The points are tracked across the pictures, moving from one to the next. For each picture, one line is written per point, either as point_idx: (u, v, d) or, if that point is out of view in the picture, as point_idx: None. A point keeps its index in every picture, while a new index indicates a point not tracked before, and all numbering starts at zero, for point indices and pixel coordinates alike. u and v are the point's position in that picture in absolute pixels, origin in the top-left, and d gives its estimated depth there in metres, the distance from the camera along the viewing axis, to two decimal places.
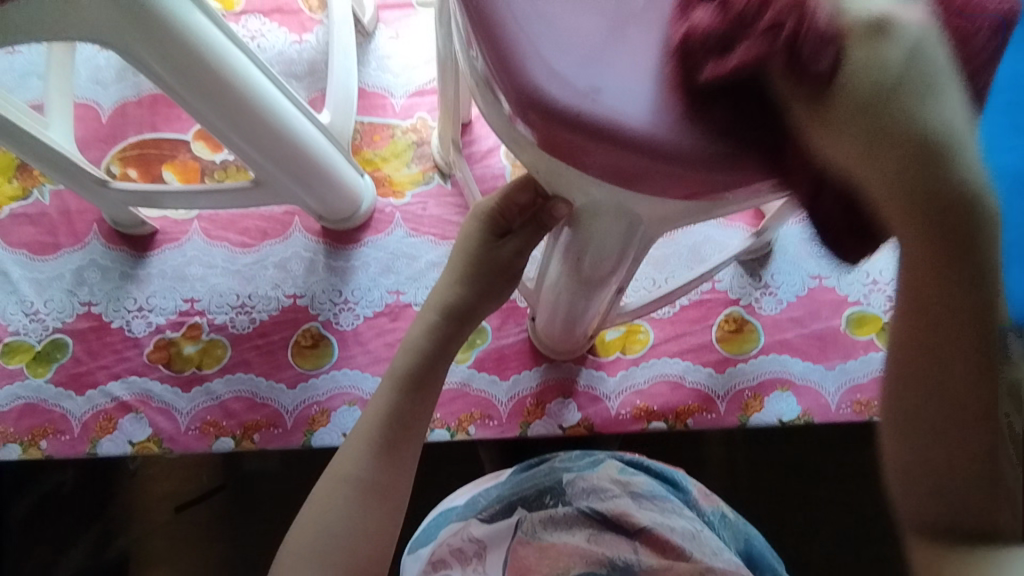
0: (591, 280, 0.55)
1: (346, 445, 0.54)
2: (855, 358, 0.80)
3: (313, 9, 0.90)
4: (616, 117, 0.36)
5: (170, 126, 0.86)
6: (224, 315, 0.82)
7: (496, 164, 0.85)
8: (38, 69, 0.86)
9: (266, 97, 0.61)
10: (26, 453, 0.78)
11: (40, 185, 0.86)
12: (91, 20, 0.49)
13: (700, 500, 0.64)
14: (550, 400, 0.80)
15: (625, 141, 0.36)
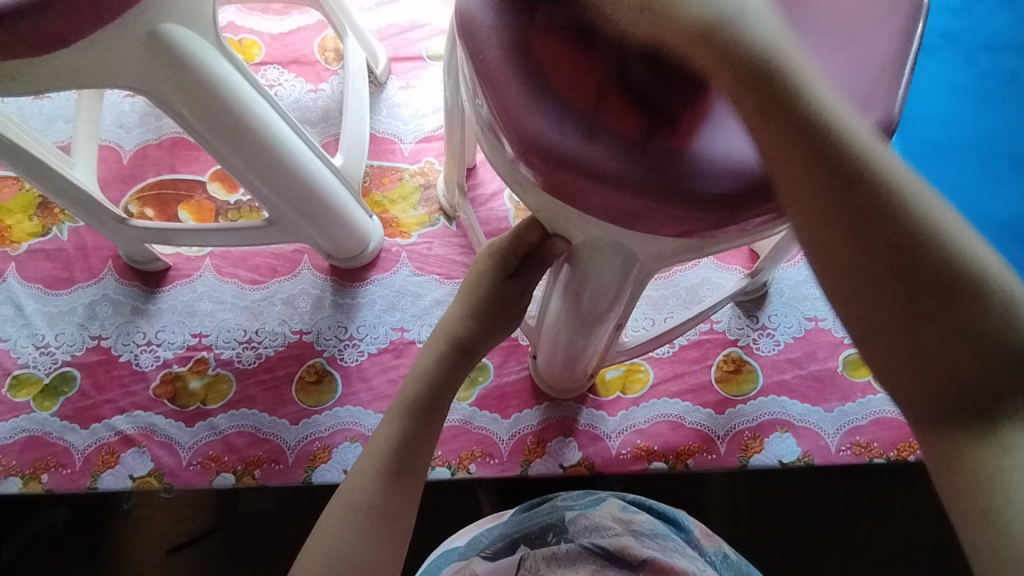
0: (592, 317, 0.57)
1: (354, 473, 0.56)
2: (853, 401, 0.81)
3: (329, 60, 0.95)
4: (611, 161, 0.38)
5: (187, 167, 0.90)
6: (230, 350, 0.84)
7: (499, 207, 0.88)
8: (65, 114, 0.90)
9: (284, 141, 0.64)
10: (27, 486, 0.78)
11: (59, 222, 0.89)
12: (130, 68, 0.53)
13: (702, 540, 0.63)
14: (551, 438, 0.80)
15: (620, 187, 0.38)
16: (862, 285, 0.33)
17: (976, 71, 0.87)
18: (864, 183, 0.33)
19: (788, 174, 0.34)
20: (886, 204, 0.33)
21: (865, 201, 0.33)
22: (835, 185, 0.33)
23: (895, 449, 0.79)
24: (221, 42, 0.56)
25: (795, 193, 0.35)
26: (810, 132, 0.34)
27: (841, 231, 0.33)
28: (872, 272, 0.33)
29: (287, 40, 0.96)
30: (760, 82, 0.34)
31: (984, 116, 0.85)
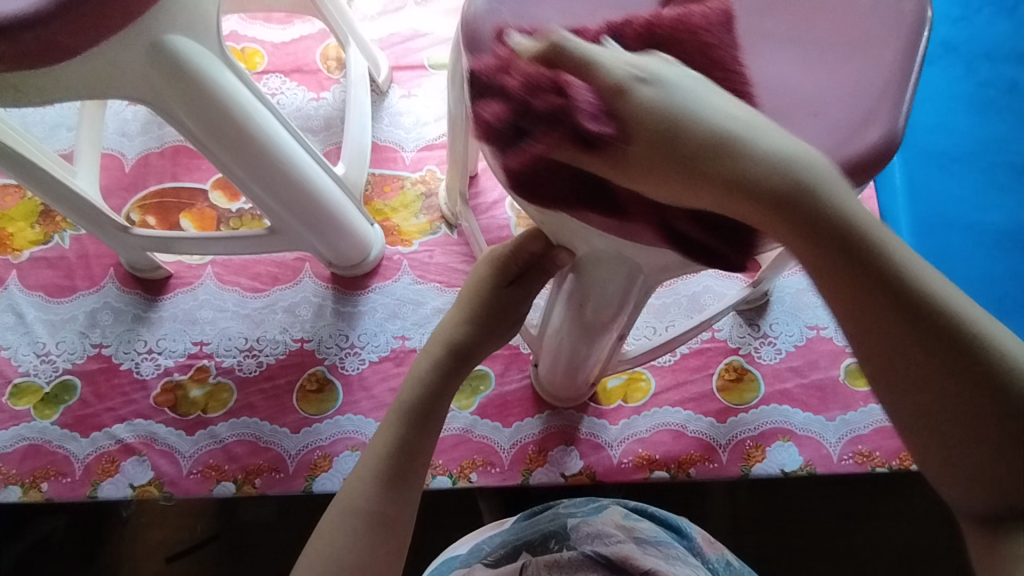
0: (593, 326, 0.57)
1: (351, 478, 0.56)
2: (855, 409, 0.81)
3: (331, 69, 0.95)
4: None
5: (190, 176, 0.90)
6: (231, 358, 0.83)
7: (501, 215, 0.88)
8: (68, 122, 0.91)
9: (286, 151, 0.64)
10: (26, 495, 0.78)
11: (61, 230, 0.89)
12: (133, 78, 0.53)
13: (704, 548, 0.63)
14: (552, 447, 0.80)
15: (625, 213, 0.39)
16: (931, 419, 0.35)
17: (976, 79, 0.88)
18: (936, 326, 0.35)
19: (854, 319, 0.36)
20: (956, 345, 0.34)
21: (935, 343, 0.34)
22: (904, 332, 0.35)
23: (898, 458, 0.78)
24: (224, 52, 0.56)
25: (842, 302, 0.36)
26: (878, 285, 0.35)
27: (908, 372, 0.35)
28: (944, 406, 0.35)
29: (289, 49, 0.96)
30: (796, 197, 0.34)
31: (985, 124, 0.86)
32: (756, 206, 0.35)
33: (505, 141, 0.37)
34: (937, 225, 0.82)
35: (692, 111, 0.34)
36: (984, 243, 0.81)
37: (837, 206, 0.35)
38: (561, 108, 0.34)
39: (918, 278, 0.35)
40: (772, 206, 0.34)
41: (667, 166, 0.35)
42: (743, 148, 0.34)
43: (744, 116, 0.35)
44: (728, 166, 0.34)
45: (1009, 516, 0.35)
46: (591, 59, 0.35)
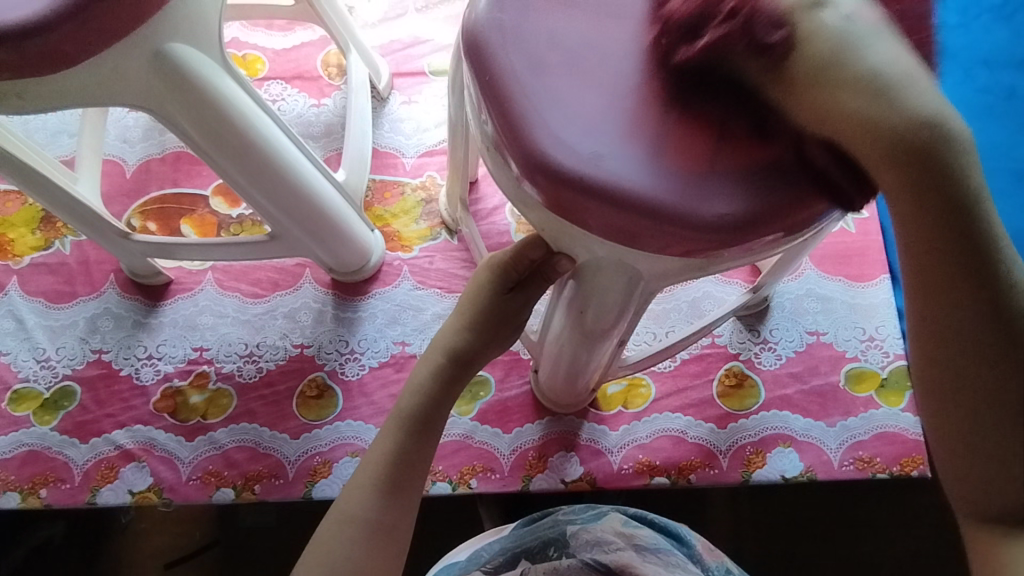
0: (593, 333, 0.57)
1: (351, 485, 0.56)
2: (856, 415, 0.80)
3: (332, 76, 0.96)
4: (616, 182, 0.39)
5: (191, 181, 0.91)
6: (231, 364, 0.83)
7: (501, 221, 0.88)
8: (69, 128, 0.91)
9: (287, 157, 0.64)
10: (25, 501, 0.77)
11: (62, 236, 0.89)
12: (136, 87, 0.54)
13: (704, 555, 0.62)
14: (552, 453, 0.80)
15: (623, 219, 0.39)
16: (956, 371, 0.41)
17: (975, 86, 0.88)
18: (996, 302, 0.39)
19: (923, 277, 0.40)
20: (1007, 322, 0.39)
21: (993, 314, 0.39)
22: (973, 297, 0.39)
23: (898, 464, 0.78)
24: (226, 61, 0.56)
25: (921, 258, 0.39)
26: (961, 253, 0.38)
27: (956, 333, 0.40)
28: (973, 366, 0.40)
29: (290, 56, 0.97)
30: (918, 150, 0.37)
31: (983, 131, 0.86)
32: (883, 149, 0.37)
33: (676, 33, 0.40)
34: None
35: (859, 47, 0.38)
36: None
37: (960, 170, 0.37)
38: (740, 11, 0.38)
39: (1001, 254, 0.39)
40: (894, 150, 0.37)
41: (813, 91, 0.38)
42: (892, 87, 0.37)
43: (905, 62, 0.38)
44: (875, 99, 0.37)
45: (993, 473, 0.42)
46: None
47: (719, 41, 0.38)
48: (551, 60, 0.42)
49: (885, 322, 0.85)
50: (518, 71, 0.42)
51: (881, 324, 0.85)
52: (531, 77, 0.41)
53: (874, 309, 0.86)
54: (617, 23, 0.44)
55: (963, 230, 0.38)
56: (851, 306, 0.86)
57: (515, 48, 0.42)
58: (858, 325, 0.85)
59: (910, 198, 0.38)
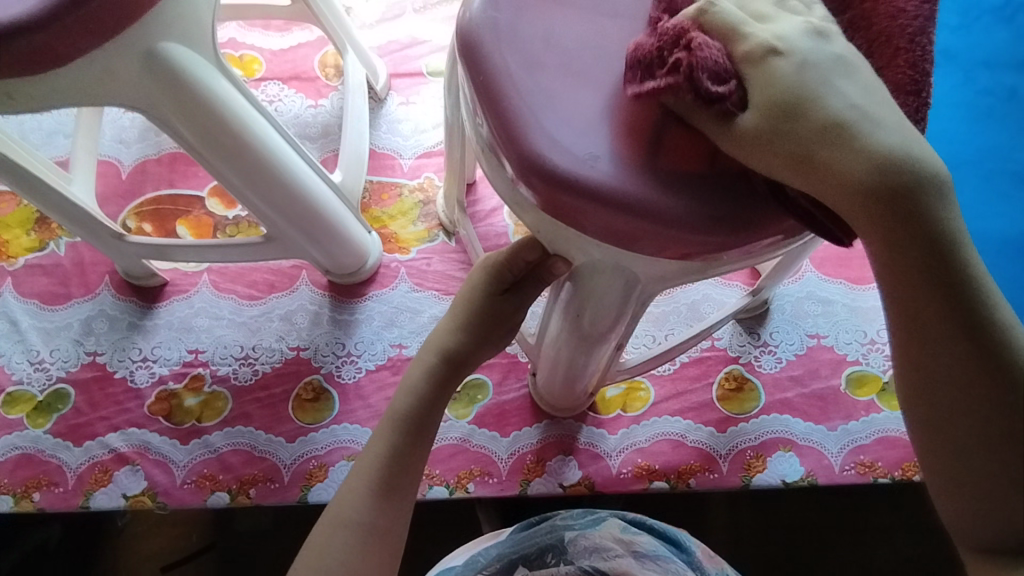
0: (591, 336, 0.56)
1: (344, 489, 0.55)
2: (857, 419, 0.80)
3: (329, 77, 0.95)
4: (616, 189, 0.38)
5: (186, 182, 0.90)
6: (227, 366, 0.83)
7: (499, 223, 0.87)
8: (65, 129, 0.90)
9: (282, 158, 0.63)
10: (18, 505, 0.77)
11: (56, 237, 0.89)
12: (128, 87, 0.53)
13: (703, 561, 0.62)
14: (550, 457, 0.79)
15: (620, 220, 0.39)
16: (945, 428, 0.37)
17: (975, 88, 0.87)
18: (987, 354, 0.36)
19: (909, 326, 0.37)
20: (1005, 377, 0.36)
21: (979, 368, 0.36)
22: (957, 348, 0.36)
23: (900, 469, 0.77)
24: (219, 59, 0.56)
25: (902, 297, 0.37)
26: (943, 290, 0.36)
27: (943, 373, 0.37)
28: (965, 428, 0.37)
29: (287, 57, 0.96)
30: (886, 191, 0.35)
31: (983, 133, 0.85)
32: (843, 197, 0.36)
33: (632, 73, 0.40)
34: None
35: (814, 95, 0.36)
36: (984, 250, 0.80)
37: (933, 215, 0.36)
38: (687, 58, 0.37)
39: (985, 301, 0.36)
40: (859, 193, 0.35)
41: (771, 141, 0.37)
42: (851, 133, 0.35)
43: (868, 107, 0.36)
44: (832, 147, 0.36)
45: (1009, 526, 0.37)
46: (737, 28, 0.38)
47: (668, 91, 0.38)
48: (546, 60, 0.41)
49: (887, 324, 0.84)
50: (513, 71, 0.41)
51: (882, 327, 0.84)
52: (527, 77, 0.41)
53: (875, 311, 0.85)
54: (613, 23, 0.43)
55: (939, 269, 0.36)
56: (852, 309, 0.85)
57: (510, 48, 0.42)
58: (859, 328, 0.84)
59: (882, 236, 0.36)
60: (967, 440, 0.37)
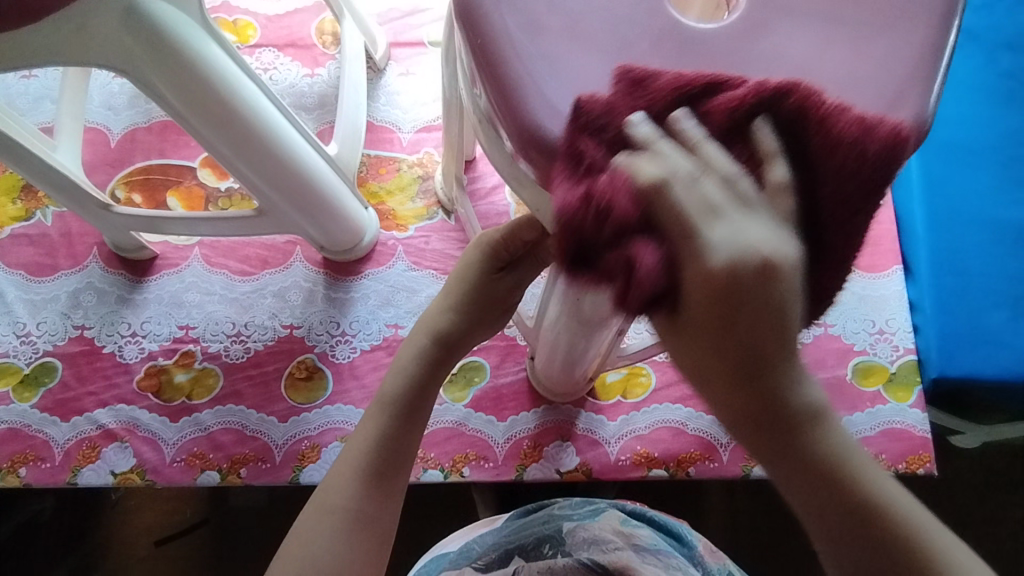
0: (592, 321, 0.54)
1: (329, 475, 0.52)
2: (862, 411, 0.78)
3: (326, 44, 0.91)
4: None
5: (177, 152, 0.87)
6: (218, 343, 0.81)
7: (500, 201, 0.85)
8: (51, 94, 0.87)
9: (272, 126, 0.60)
10: (4, 480, 0.75)
11: (43, 207, 0.86)
12: (108, 47, 0.50)
13: (705, 556, 0.60)
14: (548, 443, 0.77)
15: None
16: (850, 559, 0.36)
17: (997, 69, 0.84)
18: (833, 473, 0.36)
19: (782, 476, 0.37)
20: (857, 506, 0.36)
21: (845, 502, 0.36)
22: (849, 527, 0.36)
23: (904, 461, 0.76)
24: (207, 22, 0.53)
25: (784, 465, 0.36)
26: (812, 459, 0.36)
27: (816, 503, 0.36)
28: (857, 544, 0.36)
29: (283, 22, 0.92)
30: (763, 400, 0.35)
31: (1009, 116, 0.82)
32: (746, 430, 0.36)
33: None
34: (952, 219, 0.79)
35: (743, 298, 0.31)
36: (1004, 239, 0.77)
37: (791, 389, 0.35)
38: None
39: (899, 517, 0.36)
40: (744, 402, 0.35)
41: (718, 343, 0.33)
42: (779, 375, 0.34)
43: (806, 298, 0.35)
44: (763, 388, 0.34)
45: None
46: (696, 227, 0.30)
47: None
48: (551, 23, 0.38)
49: (897, 314, 0.82)
50: (514, 36, 0.37)
51: (891, 316, 0.82)
52: (529, 43, 0.37)
53: (885, 300, 0.83)
54: None
55: (807, 438, 0.35)
56: (862, 297, 0.83)
57: (510, 9, 0.38)
58: (867, 317, 0.82)
59: (753, 419, 0.35)
60: (857, 551, 0.36)
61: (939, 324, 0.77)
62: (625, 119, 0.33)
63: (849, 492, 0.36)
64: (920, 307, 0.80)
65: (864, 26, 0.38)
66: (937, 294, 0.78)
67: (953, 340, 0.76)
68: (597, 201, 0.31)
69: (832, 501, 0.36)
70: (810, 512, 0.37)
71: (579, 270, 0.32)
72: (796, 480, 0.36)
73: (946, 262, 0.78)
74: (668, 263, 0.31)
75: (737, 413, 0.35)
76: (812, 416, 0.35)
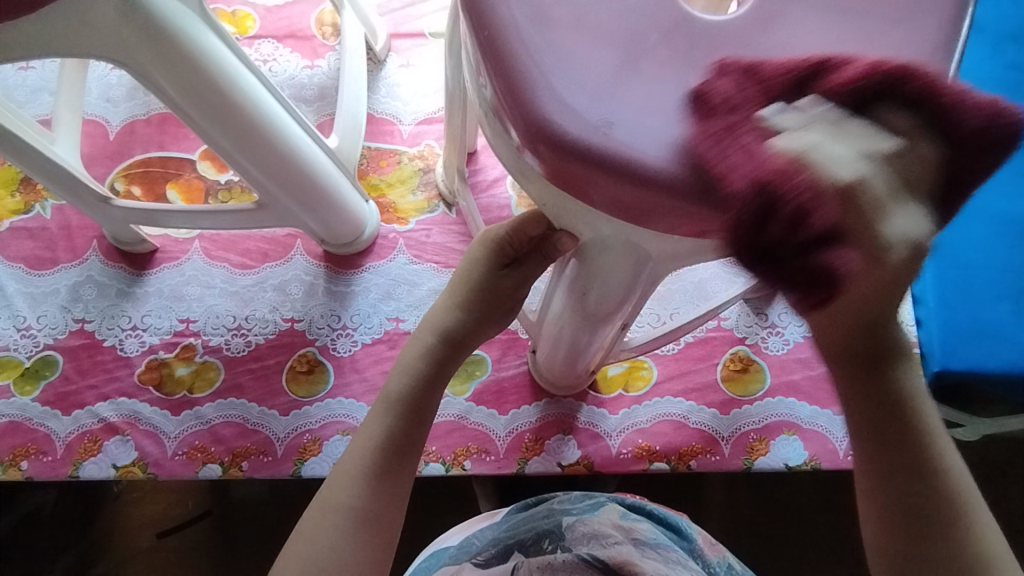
0: (595, 316, 0.54)
1: (335, 472, 0.52)
2: None
3: (326, 35, 0.90)
4: (652, 167, 0.35)
5: (177, 145, 0.86)
6: (219, 337, 0.80)
7: (501, 194, 0.84)
8: (49, 85, 0.87)
9: (272, 118, 0.60)
10: (5, 473, 0.75)
11: (42, 199, 0.86)
12: (105, 38, 0.49)
13: (705, 550, 0.61)
14: (550, 436, 0.77)
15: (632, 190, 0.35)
16: (889, 482, 0.41)
17: (1003, 61, 0.83)
18: (899, 408, 0.40)
19: (858, 403, 0.41)
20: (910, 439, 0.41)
21: (901, 433, 0.41)
22: (897, 455, 0.41)
23: None
24: (206, 12, 0.52)
25: (861, 395, 0.40)
26: (889, 391, 0.40)
27: (876, 428, 0.41)
28: (896, 472, 0.41)
29: (282, 13, 0.91)
30: (869, 337, 0.38)
31: None
32: (849, 368, 0.40)
33: None
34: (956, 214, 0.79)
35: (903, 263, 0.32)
36: (1006, 235, 0.77)
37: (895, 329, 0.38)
38: None
39: (952, 481, 0.41)
40: (850, 338, 0.38)
41: (854, 307, 0.35)
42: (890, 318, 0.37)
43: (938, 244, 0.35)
44: (877, 339, 0.38)
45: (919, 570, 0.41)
46: (880, 218, 0.31)
47: None
48: (557, 12, 0.37)
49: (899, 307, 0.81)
50: (520, 25, 0.37)
51: None
52: (536, 33, 0.36)
53: None
54: None
55: (888, 372, 0.40)
56: None
57: None
58: None
59: (854, 352, 0.39)
60: (898, 476, 0.41)
61: (941, 318, 0.76)
62: (759, 110, 0.32)
63: (907, 425, 0.41)
64: (920, 300, 0.78)
65: (874, 17, 0.37)
66: (939, 288, 0.77)
67: (954, 334, 0.75)
68: (795, 200, 0.29)
69: (892, 430, 0.41)
70: (868, 436, 0.41)
71: (764, 272, 0.32)
72: (866, 407, 0.41)
73: (949, 257, 0.78)
74: (857, 254, 0.31)
75: (842, 345, 0.38)
76: (898, 353, 0.40)
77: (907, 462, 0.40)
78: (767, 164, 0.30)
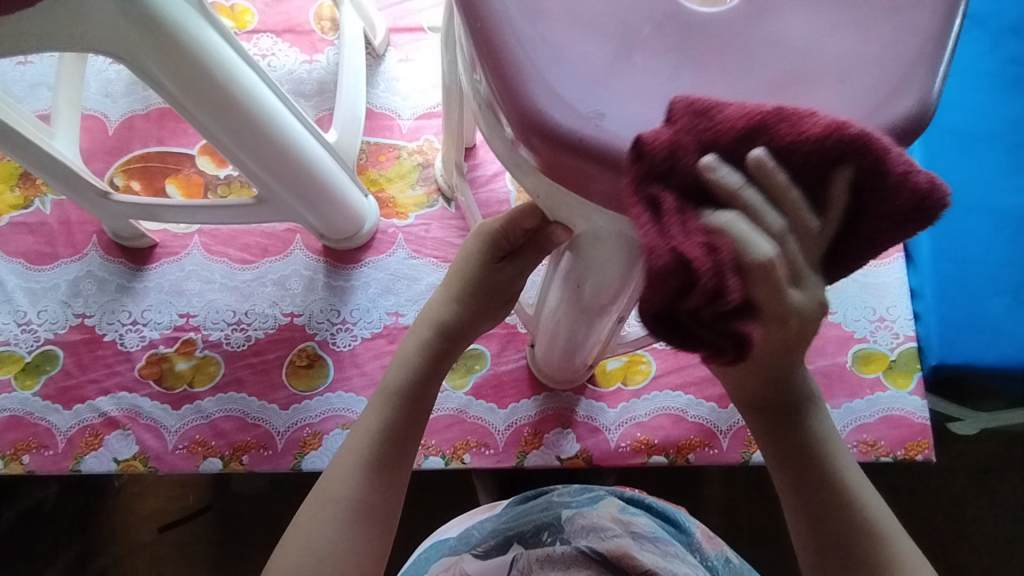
0: (592, 309, 0.54)
1: (334, 464, 0.53)
2: (861, 398, 0.78)
3: (325, 30, 0.90)
4: None
5: (176, 140, 0.86)
6: (219, 331, 0.81)
7: (500, 188, 0.84)
8: (47, 80, 0.87)
9: (271, 113, 0.60)
10: (8, 467, 0.76)
11: (42, 195, 0.86)
12: (103, 33, 0.49)
13: (703, 543, 0.61)
14: (549, 430, 0.78)
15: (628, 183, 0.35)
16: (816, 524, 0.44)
17: (1001, 56, 0.83)
18: (812, 450, 0.44)
19: (772, 447, 0.45)
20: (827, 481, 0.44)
21: (818, 474, 0.44)
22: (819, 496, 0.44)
23: (903, 448, 0.76)
24: (204, 6, 0.52)
25: (776, 438, 0.44)
26: (799, 435, 0.44)
27: (794, 471, 0.44)
28: (820, 514, 0.44)
29: (281, 8, 0.91)
30: (773, 388, 0.42)
31: (1013, 103, 0.81)
32: (761, 416, 0.44)
33: None
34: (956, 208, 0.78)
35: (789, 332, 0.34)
36: (1006, 228, 0.77)
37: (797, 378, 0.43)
38: None
39: (872, 520, 0.43)
40: (755, 389, 0.42)
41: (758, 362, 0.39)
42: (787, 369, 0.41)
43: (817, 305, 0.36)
44: (780, 391, 0.42)
45: None
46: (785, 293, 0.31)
47: None
48: (551, 5, 0.37)
49: (898, 301, 0.81)
50: (514, 18, 0.37)
51: (892, 304, 0.81)
52: (529, 26, 0.36)
53: (886, 288, 0.82)
54: None
55: (797, 417, 0.44)
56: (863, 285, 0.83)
57: None
58: (868, 305, 0.82)
59: (759, 400, 0.43)
60: (820, 519, 0.44)
61: (939, 313, 0.77)
62: (699, 163, 0.30)
63: (823, 467, 0.44)
64: (920, 294, 0.80)
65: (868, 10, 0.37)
66: (937, 282, 0.78)
67: (954, 328, 0.76)
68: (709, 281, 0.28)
69: (809, 472, 0.44)
70: (788, 480, 0.45)
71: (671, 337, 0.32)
72: (781, 449, 0.45)
73: (948, 251, 0.78)
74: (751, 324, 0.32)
75: (749, 394, 0.43)
76: (804, 398, 0.44)
77: (829, 504, 0.43)
78: (698, 240, 0.29)
